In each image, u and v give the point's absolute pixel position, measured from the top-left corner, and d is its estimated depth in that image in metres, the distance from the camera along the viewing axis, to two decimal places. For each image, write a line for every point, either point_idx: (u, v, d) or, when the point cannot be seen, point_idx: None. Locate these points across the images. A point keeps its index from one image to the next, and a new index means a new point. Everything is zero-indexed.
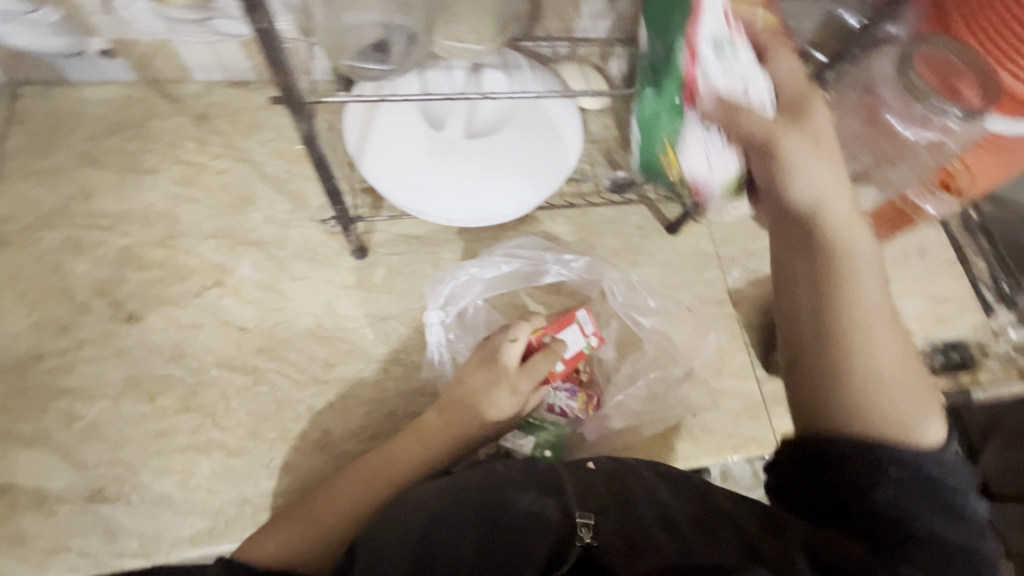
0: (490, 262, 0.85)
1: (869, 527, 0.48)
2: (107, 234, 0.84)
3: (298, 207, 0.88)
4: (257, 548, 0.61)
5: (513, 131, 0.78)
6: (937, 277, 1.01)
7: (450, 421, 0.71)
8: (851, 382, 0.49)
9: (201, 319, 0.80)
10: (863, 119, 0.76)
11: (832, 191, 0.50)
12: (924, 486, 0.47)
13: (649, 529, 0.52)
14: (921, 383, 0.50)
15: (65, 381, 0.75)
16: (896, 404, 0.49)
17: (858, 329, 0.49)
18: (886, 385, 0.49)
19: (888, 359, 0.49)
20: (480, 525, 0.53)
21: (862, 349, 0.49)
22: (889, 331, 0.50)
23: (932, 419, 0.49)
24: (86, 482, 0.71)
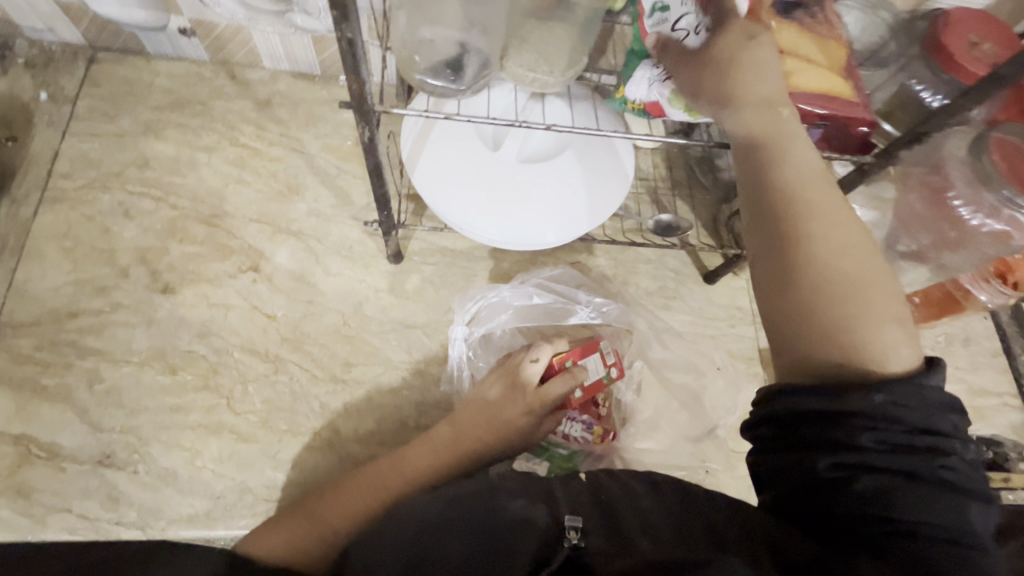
0: (523, 290, 0.84)
1: (841, 515, 0.40)
2: (156, 204, 0.86)
3: (342, 203, 0.90)
4: (266, 546, 0.60)
5: (564, 160, 0.78)
6: (978, 367, 0.97)
7: (460, 439, 0.70)
8: (792, 289, 0.45)
9: (233, 301, 0.81)
10: (926, 198, 0.75)
11: (748, 75, 0.51)
12: (898, 445, 0.39)
13: (631, 533, 0.45)
14: (879, 294, 0.45)
15: (94, 342, 0.76)
16: (845, 306, 0.44)
17: (798, 229, 0.46)
18: (825, 274, 0.45)
19: (832, 260, 0.45)
20: (469, 535, 0.46)
21: (804, 253, 0.46)
22: (836, 232, 0.46)
23: (887, 332, 0.43)
24: (97, 445, 0.72)
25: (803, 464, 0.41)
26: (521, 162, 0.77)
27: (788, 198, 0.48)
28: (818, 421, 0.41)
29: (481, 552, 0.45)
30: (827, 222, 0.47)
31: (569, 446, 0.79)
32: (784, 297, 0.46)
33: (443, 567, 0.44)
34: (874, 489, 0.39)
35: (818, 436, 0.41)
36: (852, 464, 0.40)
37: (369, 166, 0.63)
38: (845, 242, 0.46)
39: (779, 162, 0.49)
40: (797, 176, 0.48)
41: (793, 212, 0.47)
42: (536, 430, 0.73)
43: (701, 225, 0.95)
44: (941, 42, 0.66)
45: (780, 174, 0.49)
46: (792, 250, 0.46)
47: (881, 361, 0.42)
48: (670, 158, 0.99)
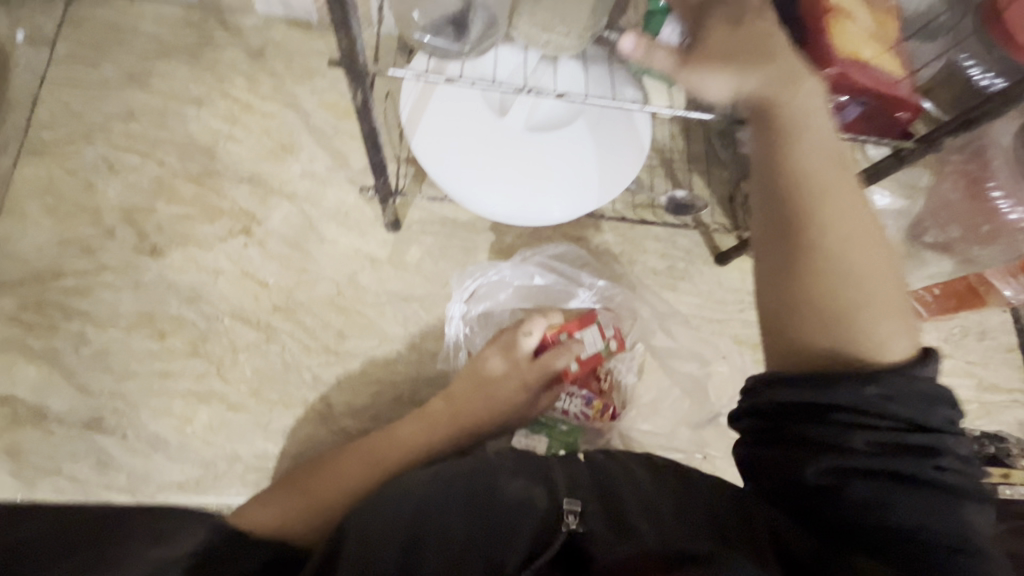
0: (524, 268, 0.81)
1: (832, 516, 0.37)
2: (143, 159, 0.81)
3: (338, 166, 0.85)
4: (251, 515, 0.58)
5: (575, 128, 0.72)
6: (991, 362, 0.93)
7: (452, 416, 0.69)
8: (795, 266, 0.42)
9: (223, 265, 0.78)
10: (965, 189, 0.70)
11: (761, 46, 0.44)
12: (891, 447, 0.37)
13: (631, 516, 0.43)
14: (887, 279, 0.42)
15: (80, 304, 0.74)
16: (848, 290, 0.41)
17: (808, 203, 0.42)
18: (828, 262, 0.41)
19: (840, 237, 0.42)
20: (466, 516, 0.44)
21: (810, 230, 0.42)
22: (847, 209, 0.42)
23: (888, 325, 0.40)
24: (85, 409, 0.71)
25: (792, 463, 0.38)
26: (531, 130, 0.72)
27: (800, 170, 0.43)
28: (804, 419, 0.38)
29: (481, 527, 0.44)
30: (838, 199, 0.42)
31: (570, 420, 0.76)
32: (785, 276, 0.42)
33: (443, 550, 0.42)
34: (867, 496, 0.36)
35: (809, 434, 0.38)
36: (844, 466, 0.37)
37: (363, 132, 0.59)
38: (855, 219, 0.42)
39: (795, 126, 0.44)
40: (809, 155, 0.43)
41: (805, 178, 0.42)
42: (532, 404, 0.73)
43: (717, 203, 0.90)
44: (1000, 12, 0.58)
45: (796, 140, 0.43)
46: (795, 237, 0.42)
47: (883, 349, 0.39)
48: (688, 129, 0.93)
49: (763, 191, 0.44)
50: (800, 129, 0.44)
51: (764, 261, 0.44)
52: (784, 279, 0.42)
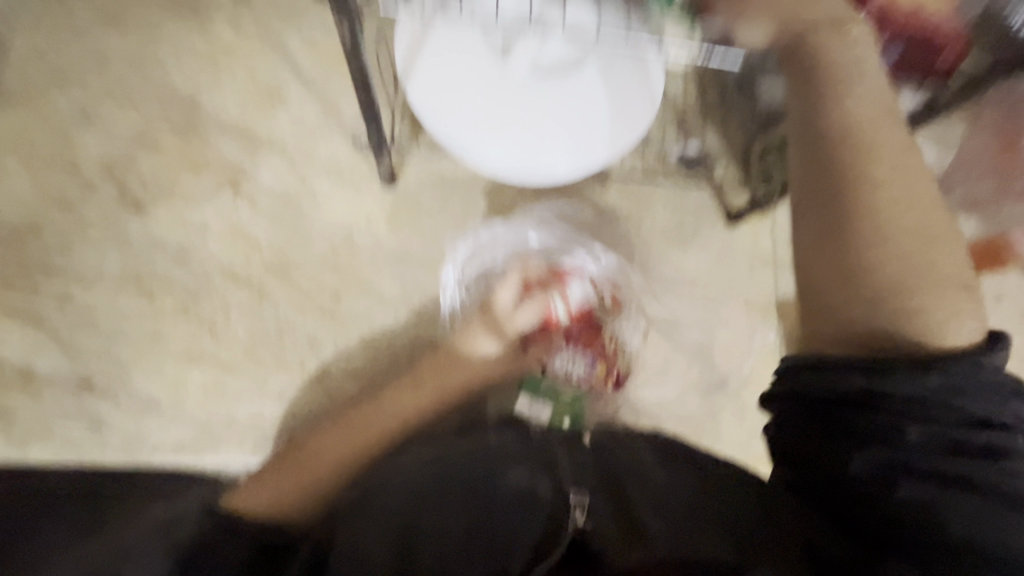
0: (520, 227, 0.80)
1: (878, 516, 0.35)
2: (121, 108, 0.76)
3: (330, 115, 0.80)
4: (249, 497, 0.55)
5: (585, 73, 0.66)
6: (1007, 325, 0.91)
7: (440, 379, 0.67)
8: (843, 236, 0.40)
9: (211, 222, 0.75)
10: (998, 143, 0.67)
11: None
12: (938, 444, 0.34)
13: (641, 511, 0.43)
14: (947, 259, 0.39)
15: (63, 262, 0.71)
16: (905, 265, 0.39)
17: (862, 177, 0.40)
18: (885, 228, 0.39)
19: (896, 210, 0.39)
20: (466, 509, 0.45)
21: (862, 198, 0.40)
22: (905, 183, 0.40)
23: (948, 300, 0.38)
24: (75, 369, 0.69)
25: (832, 455, 0.37)
26: (536, 76, 0.65)
27: (854, 137, 0.41)
28: (849, 405, 0.37)
29: (477, 522, 0.44)
30: (895, 172, 0.40)
31: (575, 386, 0.71)
32: (833, 247, 0.41)
33: (438, 545, 0.42)
34: (918, 496, 0.34)
35: (854, 422, 0.36)
36: (891, 457, 0.35)
37: (352, 71, 0.54)
38: (913, 192, 0.40)
39: (848, 94, 0.42)
40: (861, 113, 0.42)
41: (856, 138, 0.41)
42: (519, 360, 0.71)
43: (731, 158, 0.85)
44: None
45: (852, 110, 0.42)
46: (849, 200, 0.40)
47: (939, 330, 0.37)
48: None
49: (810, 152, 0.43)
50: (855, 96, 0.42)
51: (810, 225, 0.42)
52: (831, 250, 0.41)
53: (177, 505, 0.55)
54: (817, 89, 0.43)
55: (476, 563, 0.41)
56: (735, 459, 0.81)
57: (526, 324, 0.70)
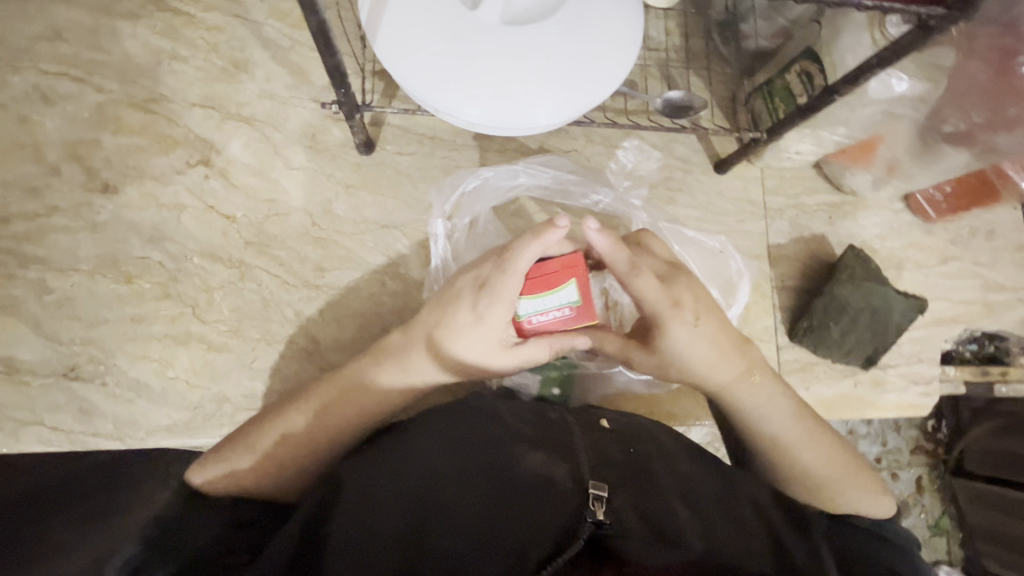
0: (505, 170, 0.75)
1: (855, 554, 0.54)
2: (79, 87, 0.73)
3: (299, 83, 0.77)
4: (226, 474, 0.56)
5: (560, 18, 0.64)
6: (999, 262, 0.89)
7: (382, 355, 0.60)
8: (781, 484, 0.63)
9: (185, 201, 0.72)
10: (993, 67, 0.63)
11: (697, 356, 0.58)
12: (870, 533, 0.58)
13: (671, 501, 0.50)
14: (838, 463, 0.61)
15: (35, 251, 0.69)
16: (813, 486, 0.61)
17: (773, 449, 0.61)
18: (810, 478, 0.61)
19: (827, 456, 0.61)
20: (483, 494, 0.49)
21: (783, 470, 0.62)
22: (801, 428, 0.60)
23: (854, 493, 0.61)
24: (59, 358, 0.67)
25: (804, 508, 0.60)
26: (509, 24, 0.63)
27: (765, 433, 0.60)
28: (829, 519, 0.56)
29: (492, 505, 0.48)
30: (797, 441, 0.60)
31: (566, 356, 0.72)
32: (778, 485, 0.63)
33: (454, 527, 0.46)
34: (869, 545, 0.56)
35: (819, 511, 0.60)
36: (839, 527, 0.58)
37: (312, 27, 0.50)
38: (802, 437, 0.60)
39: (745, 414, 0.61)
40: (777, 434, 0.60)
41: (782, 452, 0.60)
42: (484, 338, 0.56)
43: (717, 105, 0.84)
44: None
45: (756, 418, 0.61)
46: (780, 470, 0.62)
47: (860, 511, 0.61)
48: (685, 23, 0.85)
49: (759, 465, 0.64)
50: (757, 413, 0.60)
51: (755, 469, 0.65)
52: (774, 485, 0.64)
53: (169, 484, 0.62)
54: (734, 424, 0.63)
55: (485, 551, 0.43)
56: None
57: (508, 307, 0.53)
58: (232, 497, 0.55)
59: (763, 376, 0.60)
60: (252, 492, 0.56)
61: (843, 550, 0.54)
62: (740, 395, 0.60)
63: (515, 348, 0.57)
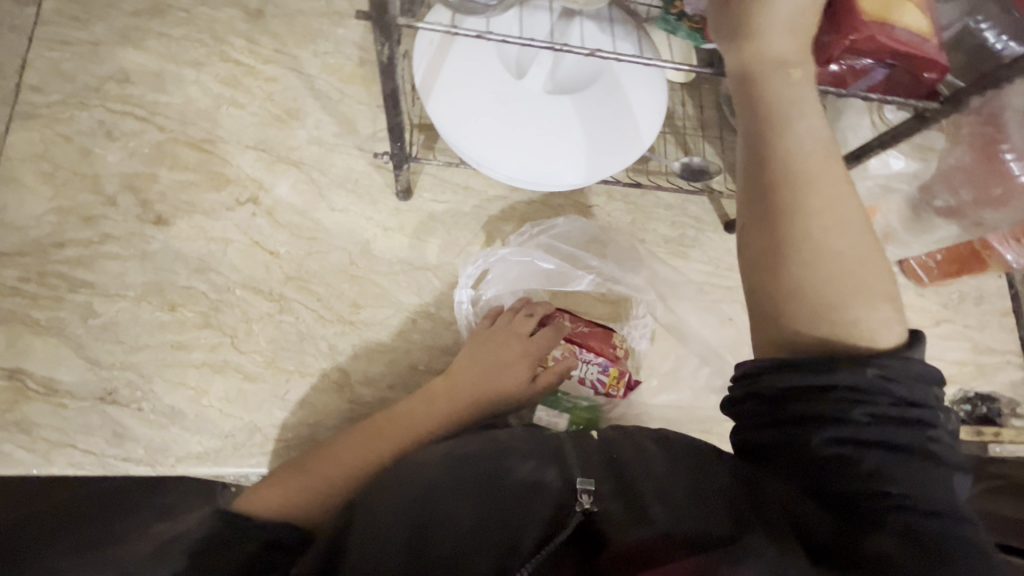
0: (527, 250, 0.80)
1: (852, 498, 0.40)
2: (142, 125, 0.78)
3: (346, 131, 0.83)
4: (258, 499, 0.57)
5: (594, 93, 0.72)
6: (987, 326, 0.95)
7: (460, 398, 0.69)
8: (781, 264, 0.43)
9: (232, 235, 0.76)
10: (976, 151, 0.71)
11: (773, 49, 0.46)
12: (883, 417, 0.40)
13: (645, 497, 0.44)
14: (862, 254, 0.43)
15: (85, 275, 0.72)
16: (827, 279, 0.42)
17: (803, 185, 0.43)
18: (827, 260, 0.43)
19: (846, 228, 0.43)
20: (470, 492, 0.46)
21: (796, 229, 0.43)
22: (836, 179, 0.44)
23: (879, 311, 0.42)
24: (97, 381, 0.69)
25: (795, 437, 0.41)
26: (550, 97, 0.71)
27: (796, 161, 0.44)
28: (805, 394, 0.41)
29: (485, 504, 0.46)
30: (831, 184, 0.44)
31: (591, 397, 0.76)
32: (772, 274, 0.44)
33: (448, 529, 0.44)
34: (877, 465, 0.39)
35: (805, 410, 0.41)
36: (847, 430, 0.40)
37: (383, 91, 0.57)
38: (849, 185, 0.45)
39: (778, 132, 0.45)
40: (813, 173, 0.44)
41: (804, 189, 0.43)
42: (516, 371, 0.71)
43: (728, 169, 0.91)
44: None
45: (786, 141, 0.45)
46: (786, 226, 0.43)
47: (843, 315, 0.42)
48: (699, 95, 0.93)
49: (759, 222, 0.45)
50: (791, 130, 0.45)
51: (751, 242, 0.45)
52: (762, 276, 0.44)
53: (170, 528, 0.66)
54: (760, 154, 0.45)
55: (486, 555, 0.43)
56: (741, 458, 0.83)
57: (544, 346, 0.73)
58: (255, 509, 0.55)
59: (804, 83, 0.46)
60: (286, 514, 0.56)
61: (836, 470, 0.40)
62: (780, 89, 0.46)
63: (532, 381, 0.71)
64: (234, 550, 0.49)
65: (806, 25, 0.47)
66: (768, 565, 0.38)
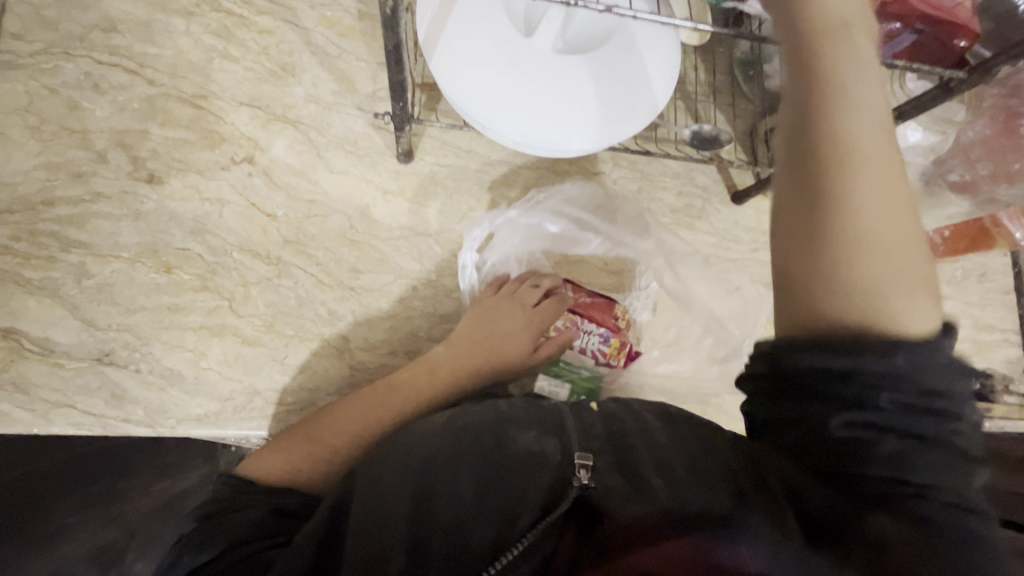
0: (535, 212, 0.79)
1: (857, 483, 0.39)
2: (130, 78, 0.74)
3: (344, 90, 0.79)
4: (262, 464, 0.58)
5: (606, 52, 0.68)
6: (989, 304, 0.94)
7: (462, 367, 0.69)
8: (817, 248, 0.38)
9: (228, 196, 0.74)
10: (997, 126, 0.70)
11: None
12: (908, 403, 0.37)
13: (645, 472, 0.46)
14: (906, 238, 0.38)
15: (78, 235, 0.70)
16: (867, 265, 0.37)
17: (852, 151, 0.37)
18: (870, 244, 0.37)
19: (890, 210, 0.37)
20: (477, 463, 0.47)
21: (838, 201, 0.37)
22: (883, 152, 0.38)
23: (920, 305, 0.37)
24: (93, 342, 0.68)
25: (814, 424, 0.39)
26: (560, 55, 0.68)
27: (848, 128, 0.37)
28: (829, 378, 0.38)
29: (488, 476, 0.47)
30: (878, 158, 0.38)
31: (593, 366, 0.75)
32: (805, 259, 0.39)
33: (454, 501, 0.45)
34: (895, 456, 0.37)
35: (824, 394, 0.38)
36: (865, 419, 0.38)
37: (388, 45, 0.54)
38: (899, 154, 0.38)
39: (830, 87, 0.38)
40: (862, 141, 0.37)
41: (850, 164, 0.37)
42: (521, 338, 0.71)
43: (738, 139, 0.88)
44: None
45: (837, 107, 0.37)
46: (828, 205, 0.37)
47: (886, 309, 0.37)
48: (712, 59, 0.90)
49: (797, 201, 0.39)
50: (849, 88, 0.37)
51: (786, 220, 0.39)
52: (795, 260, 0.39)
53: (175, 488, 0.71)
54: (806, 118, 0.38)
55: (489, 524, 0.44)
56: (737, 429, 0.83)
57: (548, 317, 0.73)
58: (265, 478, 0.56)
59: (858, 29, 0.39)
60: (295, 482, 0.57)
61: (846, 454, 0.38)
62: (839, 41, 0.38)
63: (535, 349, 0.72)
64: (236, 516, 0.49)
65: None
66: (762, 547, 0.41)
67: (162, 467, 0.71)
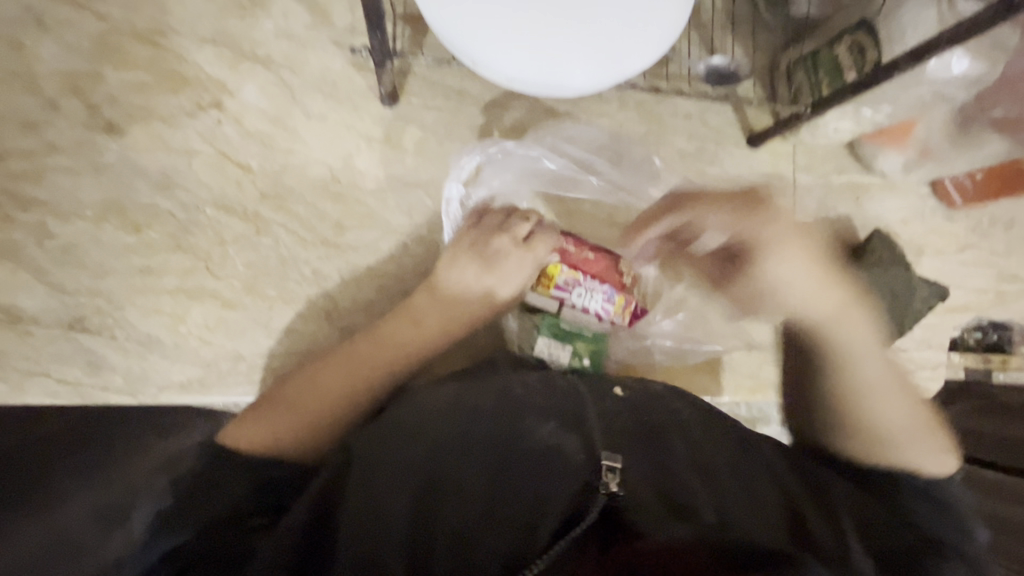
0: (533, 147, 0.72)
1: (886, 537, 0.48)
2: (77, 12, 0.66)
3: (320, 23, 0.71)
4: (241, 433, 0.53)
5: None
6: None
7: (447, 317, 0.66)
8: (837, 438, 0.56)
9: (196, 146, 0.68)
10: None
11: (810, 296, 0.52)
12: (932, 493, 0.51)
13: (688, 487, 0.47)
14: (924, 433, 0.53)
15: (34, 192, 0.64)
16: (868, 445, 0.54)
17: (855, 404, 0.53)
18: (893, 445, 0.53)
19: (914, 411, 0.53)
20: (494, 459, 0.46)
21: (861, 422, 0.54)
22: (889, 375, 0.53)
23: (930, 461, 0.53)
24: (63, 308, 0.64)
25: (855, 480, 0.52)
26: None
27: (868, 409, 0.53)
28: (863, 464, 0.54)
29: (502, 475, 0.45)
30: (892, 398, 0.53)
31: (596, 326, 0.69)
32: (827, 438, 0.56)
33: (463, 504, 0.44)
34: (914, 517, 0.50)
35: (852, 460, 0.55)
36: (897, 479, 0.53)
37: None
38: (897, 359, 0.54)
39: (848, 365, 0.53)
40: (887, 414, 0.53)
41: (884, 423, 0.53)
42: (513, 275, 0.67)
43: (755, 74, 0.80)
44: None
45: (849, 375, 0.53)
46: (848, 424, 0.54)
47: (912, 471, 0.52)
48: None
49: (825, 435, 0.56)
50: (858, 368, 0.52)
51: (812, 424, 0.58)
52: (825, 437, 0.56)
53: (179, 443, 0.58)
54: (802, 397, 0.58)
55: (502, 529, 0.42)
56: (744, 386, 0.80)
57: (543, 251, 0.68)
58: (245, 451, 0.51)
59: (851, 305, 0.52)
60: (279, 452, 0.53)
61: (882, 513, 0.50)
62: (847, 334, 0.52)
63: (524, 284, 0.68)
64: (222, 494, 0.47)
65: (804, 273, 0.52)
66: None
67: (164, 426, 0.61)
